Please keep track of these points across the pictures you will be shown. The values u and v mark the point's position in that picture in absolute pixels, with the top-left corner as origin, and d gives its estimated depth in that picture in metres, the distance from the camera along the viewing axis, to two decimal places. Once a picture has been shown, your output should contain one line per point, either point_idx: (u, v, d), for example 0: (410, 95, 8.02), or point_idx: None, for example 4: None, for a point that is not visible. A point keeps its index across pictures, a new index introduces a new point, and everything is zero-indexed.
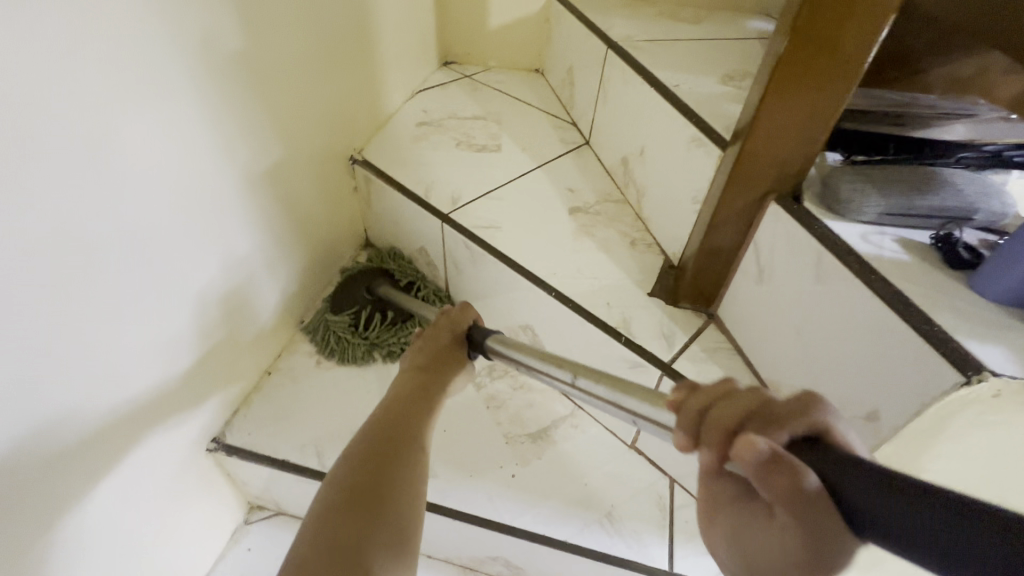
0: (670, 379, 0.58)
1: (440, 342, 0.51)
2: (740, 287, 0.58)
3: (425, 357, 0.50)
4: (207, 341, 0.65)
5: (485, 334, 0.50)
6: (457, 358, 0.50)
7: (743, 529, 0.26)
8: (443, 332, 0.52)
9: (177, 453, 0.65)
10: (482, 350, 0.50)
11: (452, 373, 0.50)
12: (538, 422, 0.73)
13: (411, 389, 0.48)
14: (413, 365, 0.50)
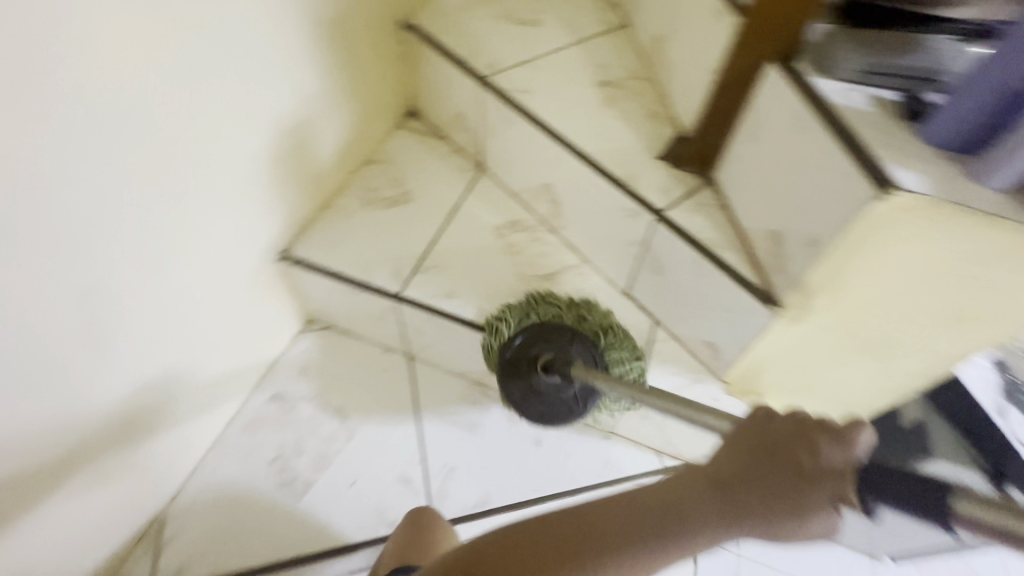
0: (661, 223, 0.69)
1: (806, 470, 0.34)
2: (738, 148, 0.65)
3: (749, 455, 0.36)
4: (277, 166, 0.79)
5: (931, 485, 0.31)
6: (828, 484, 0.33)
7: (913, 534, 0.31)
8: (817, 457, 0.33)
9: (255, 255, 0.80)
10: (885, 499, 0.31)
11: (818, 492, 0.33)
12: (548, 268, 0.86)
13: (717, 478, 0.36)
14: (732, 446, 0.37)
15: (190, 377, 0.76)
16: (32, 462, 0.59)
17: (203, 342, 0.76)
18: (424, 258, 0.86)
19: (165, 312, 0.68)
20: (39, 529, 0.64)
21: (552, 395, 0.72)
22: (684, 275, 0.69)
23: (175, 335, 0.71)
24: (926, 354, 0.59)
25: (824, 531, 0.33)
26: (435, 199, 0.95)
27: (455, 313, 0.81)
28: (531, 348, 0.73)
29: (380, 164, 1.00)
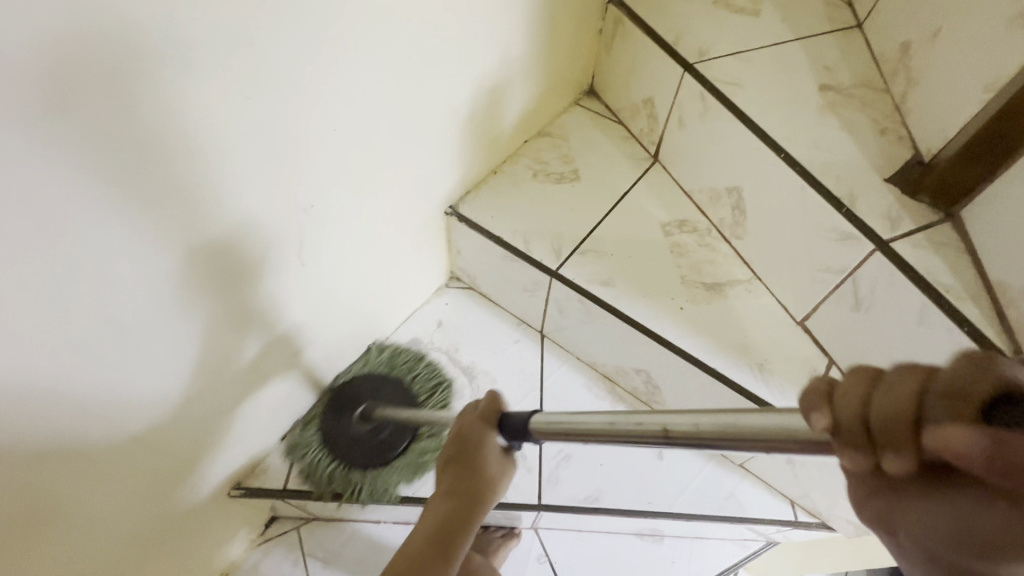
0: (883, 255, 0.60)
1: (474, 457, 0.49)
2: (1007, 184, 0.54)
3: (455, 451, 0.51)
4: (469, 123, 0.80)
5: (521, 418, 0.48)
6: (494, 441, 0.50)
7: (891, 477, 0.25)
8: (468, 419, 0.52)
9: (430, 205, 0.83)
10: (525, 434, 0.48)
11: (488, 448, 0.50)
12: (715, 277, 0.79)
13: (449, 486, 0.49)
14: (445, 459, 0.51)
15: (358, 303, 0.81)
16: (255, 345, 0.67)
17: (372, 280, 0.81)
18: (585, 241, 0.84)
19: (356, 245, 0.73)
20: (231, 422, 0.70)
21: (366, 439, 0.83)
22: (897, 319, 0.60)
23: (359, 266, 0.76)
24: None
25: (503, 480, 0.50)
26: (603, 183, 0.92)
27: (610, 301, 0.78)
28: (366, 397, 0.85)
29: (552, 137, 0.99)
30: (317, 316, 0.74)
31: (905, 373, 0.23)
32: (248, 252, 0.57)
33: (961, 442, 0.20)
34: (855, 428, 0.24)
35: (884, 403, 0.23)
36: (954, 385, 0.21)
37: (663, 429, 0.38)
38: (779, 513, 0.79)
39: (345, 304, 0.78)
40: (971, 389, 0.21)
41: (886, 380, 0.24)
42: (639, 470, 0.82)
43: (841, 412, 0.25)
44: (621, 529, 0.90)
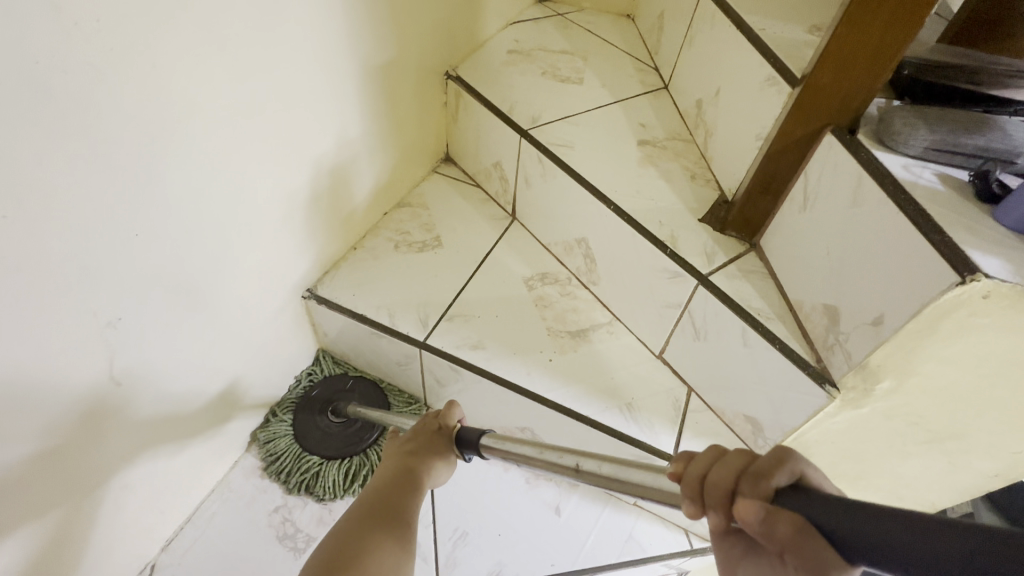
0: (704, 288, 0.66)
1: (425, 440, 0.55)
2: (785, 216, 0.63)
3: (413, 446, 0.55)
4: (314, 205, 0.78)
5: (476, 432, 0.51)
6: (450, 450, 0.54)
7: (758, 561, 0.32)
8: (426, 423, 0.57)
9: (282, 293, 0.79)
10: (474, 448, 0.51)
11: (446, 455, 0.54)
12: (578, 324, 0.83)
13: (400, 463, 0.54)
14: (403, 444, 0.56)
15: (208, 414, 0.73)
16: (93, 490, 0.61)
17: (221, 383, 0.73)
18: (451, 306, 0.84)
19: (186, 351, 0.65)
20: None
21: (338, 432, 0.82)
22: (727, 344, 0.65)
23: (196, 374, 0.68)
24: (995, 451, 0.54)
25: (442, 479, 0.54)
26: (466, 246, 0.94)
27: (481, 365, 0.77)
28: (331, 396, 0.86)
29: (412, 207, 1.00)
30: (147, 440, 0.65)
31: (739, 455, 0.33)
32: (65, 397, 0.53)
33: (749, 507, 0.29)
34: (696, 485, 0.34)
35: (717, 470, 0.33)
36: (760, 468, 0.32)
37: (576, 466, 0.45)
38: (676, 545, 0.80)
39: (186, 419, 0.70)
40: (768, 475, 0.31)
41: (726, 455, 0.34)
42: (539, 528, 0.80)
43: (690, 467, 0.35)
44: None
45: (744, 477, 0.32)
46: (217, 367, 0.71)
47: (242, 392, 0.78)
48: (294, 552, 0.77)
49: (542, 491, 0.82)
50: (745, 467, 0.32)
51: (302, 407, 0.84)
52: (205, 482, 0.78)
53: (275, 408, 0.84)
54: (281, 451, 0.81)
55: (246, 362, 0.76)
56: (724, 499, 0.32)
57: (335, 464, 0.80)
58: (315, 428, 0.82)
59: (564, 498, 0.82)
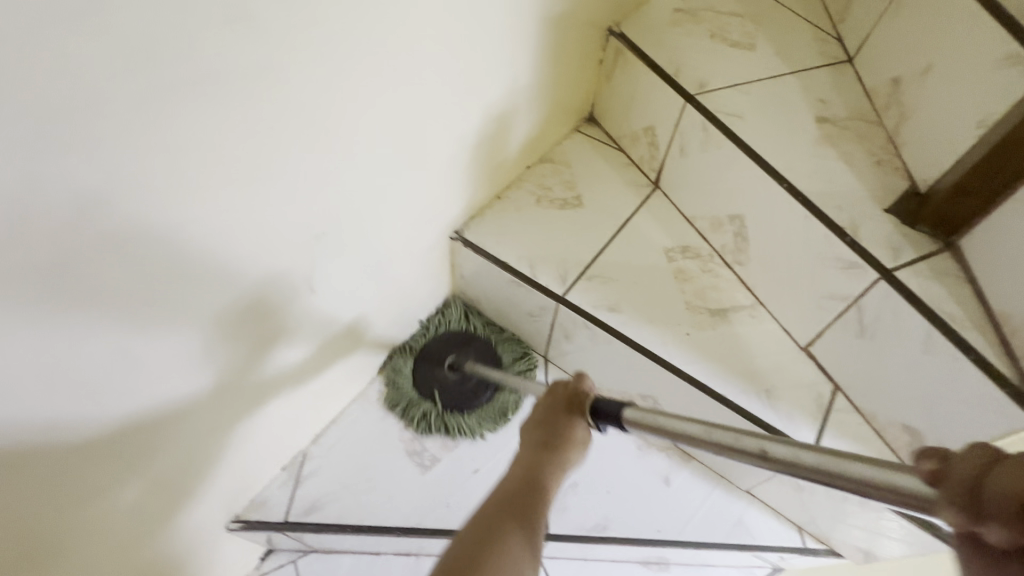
0: (887, 284, 0.61)
1: (559, 415, 0.56)
2: (1005, 216, 0.56)
3: (543, 430, 0.55)
4: (475, 150, 0.81)
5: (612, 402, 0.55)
6: (579, 425, 0.56)
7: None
8: (561, 395, 0.59)
9: (436, 231, 0.83)
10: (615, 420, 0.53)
11: (577, 426, 0.56)
12: (719, 303, 0.80)
13: (540, 441, 0.54)
14: (536, 419, 0.57)
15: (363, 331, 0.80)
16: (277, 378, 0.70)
17: (379, 306, 0.80)
18: (591, 266, 0.84)
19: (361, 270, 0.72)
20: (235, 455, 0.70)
21: (457, 385, 0.87)
22: (902, 346, 0.61)
23: (364, 292, 0.75)
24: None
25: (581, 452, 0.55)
26: (606, 209, 0.93)
27: (616, 327, 0.78)
28: (444, 350, 0.90)
29: (554, 164, 1.00)
30: (318, 344, 0.73)
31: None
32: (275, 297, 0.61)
33: None
34: (964, 484, 0.25)
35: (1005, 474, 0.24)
36: None
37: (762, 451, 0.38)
38: (787, 540, 0.79)
39: (348, 332, 0.77)
40: None
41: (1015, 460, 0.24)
42: (647, 494, 0.81)
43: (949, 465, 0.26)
44: (626, 556, 0.91)
45: None
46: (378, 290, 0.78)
47: (391, 316, 0.84)
48: (420, 467, 0.82)
49: (652, 460, 0.83)
50: None
51: (407, 384, 0.87)
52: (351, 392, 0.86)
53: (389, 376, 0.88)
54: (390, 441, 0.85)
55: (398, 288, 0.82)
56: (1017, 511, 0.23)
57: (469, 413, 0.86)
58: (436, 381, 0.87)
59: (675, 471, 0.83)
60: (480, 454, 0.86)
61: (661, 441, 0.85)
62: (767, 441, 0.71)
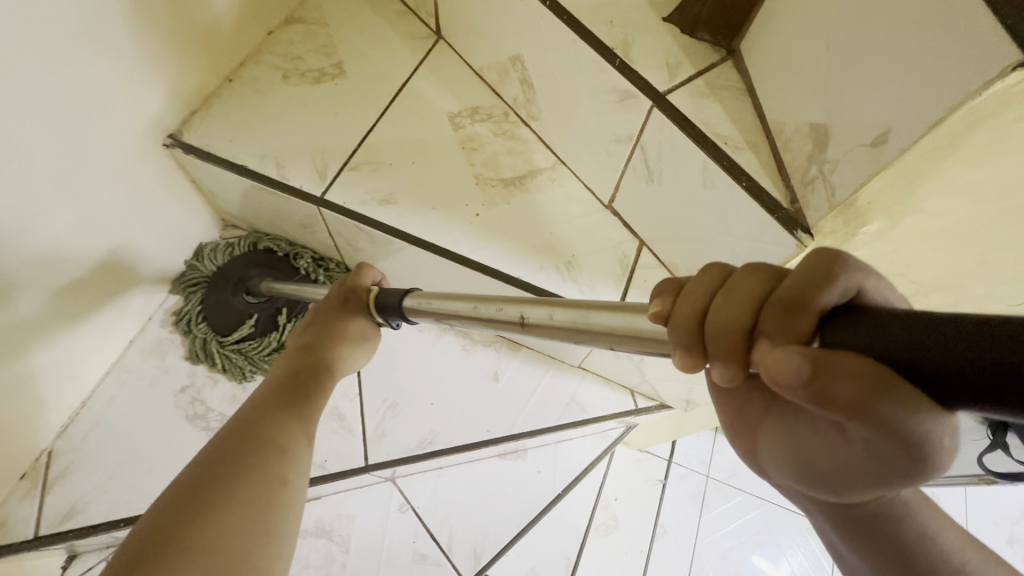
0: (661, 111, 0.50)
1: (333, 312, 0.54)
2: (777, 1, 0.45)
3: (304, 357, 0.50)
4: (141, 9, 0.56)
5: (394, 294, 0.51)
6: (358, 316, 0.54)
7: (783, 428, 0.33)
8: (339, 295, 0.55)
9: (128, 139, 0.61)
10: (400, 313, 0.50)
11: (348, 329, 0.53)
12: (515, 171, 0.68)
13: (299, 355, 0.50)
14: (305, 325, 0.54)
15: (87, 276, 0.62)
16: None
17: (76, 257, 0.59)
18: (357, 153, 0.67)
19: None
20: None
21: (265, 308, 0.74)
22: (684, 184, 0.52)
23: (19, 249, 0.53)
24: None
25: (363, 350, 0.54)
26: (376, 75, 0.74)
27: (392, 224, 0.64)
28: (249, 271, 0.75)
29: (307, 24, 0.76)
30: None
31: (753, 282, 0.28)
32: None
33: (782, 355, 0.23)
34: (693, 323, 0.29)
35: (726, 305, 0.28)
36: (795, 294, 0.25)
37: (521, 317, 0.41)
38: (621, 406, 0.78)
39: (32, 306, 0.57)
40: (811, 298, 0.25)
41: (733, 284, 0.29)
42: (476, 396, 0.75)
43: (680, 304, 0.30)
44: (483, 455, 0.87)
45: (770, 309, 0.26)
46: (55, 236, 0.56)
47: (107, 264, 0.64)
48: (207, 431, 0.70)
49: (479, 358, 0.76)
50: (764, 295, 0.27)
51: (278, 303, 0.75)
52: (95, 366, 0.68)
53: (261, 264, 0.76)
54: (251, 337, 0.73)
55: (95, 225, 0.60)
56: (737, 339, 0.27)
57: (224, 335, 0.73)
58: (240, 303, 0.73)
59: (503, 364, 0.76)
60: (275, 343, 0.74)
61: (485, 338, 0.77)
62: None
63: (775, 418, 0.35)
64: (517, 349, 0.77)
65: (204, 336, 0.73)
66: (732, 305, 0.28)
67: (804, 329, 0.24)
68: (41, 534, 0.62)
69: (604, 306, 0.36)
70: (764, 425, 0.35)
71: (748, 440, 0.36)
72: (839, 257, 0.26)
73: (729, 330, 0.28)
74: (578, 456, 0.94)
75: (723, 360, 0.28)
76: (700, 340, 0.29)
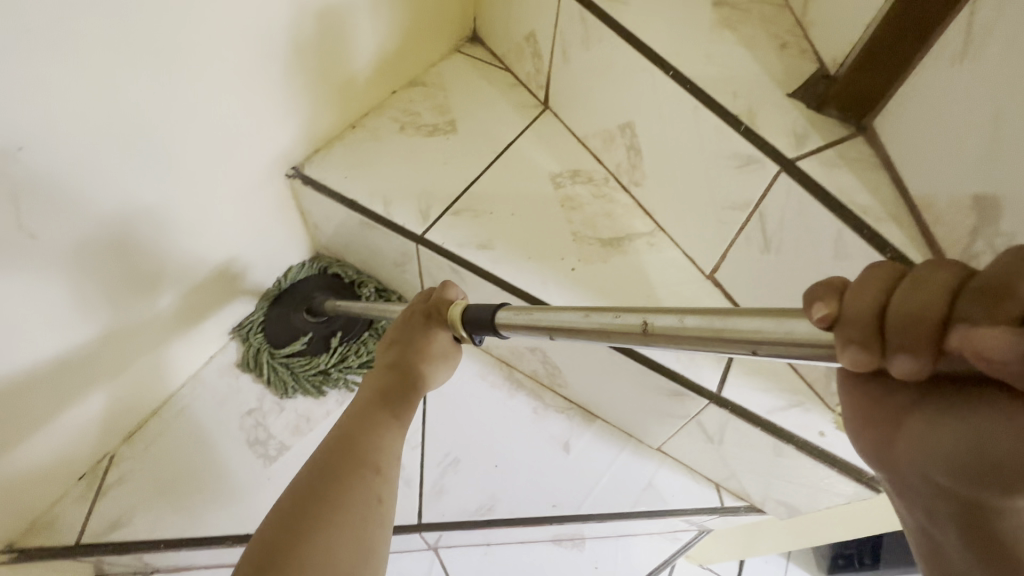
0: (789, 176, 0.48)
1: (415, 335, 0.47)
2: (922, 78, 0.44)
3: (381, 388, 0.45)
4: (298, 56, 0.63)
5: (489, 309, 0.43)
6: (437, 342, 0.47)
7: (932, 429, 0.28)
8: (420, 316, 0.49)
9: (261, 165, 0.66)
10: (489, 328, 0.43)
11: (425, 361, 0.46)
12: (612, 232, 0.67)
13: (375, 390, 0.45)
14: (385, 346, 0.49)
15: (195, 285, 0.65)
16: (33, 378, 0.52)
17: (191, 265, 0.62)
18: (459, 199, 0.69)
19: (135, 215, 0.54)
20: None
21: (319, 329, 0.74)
22: (810, 254, 0.49)
23: (149, 249, 0.57)
24: None
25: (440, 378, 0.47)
26: (484, 133, 0.78)
27: (489, 268, 0.64)
28: (316, 294, 0.76)
29: (427, 88, 0.83)
30: (99, 323, 0.55)
31: (940, 270, 0.23)
32: None
33: (1001, 338, 0.20)
34: (868, 320, 0.23)
35: (909, 295, 0.23)
36: (999, 278, 0.21)
37: (643, 323, 0.34)
38: (705, 502, 0.68)
39: (142, 306, 0.59)
40: (1020, 281, 0.21)
41: (915, 274, 0.23)
42: (543, 464, 0.69)
43: (851, 301, 0.24)
44: (536, 537, 0.79)
45: (967, 297, 0.21)
46: (181, 242, 0.60)
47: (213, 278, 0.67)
48: (265, 460, 0.67)
49: (550, 424, 0.71)
50: (958, 283, 0.22)
51: (333, 326, 0.75)
52: (175, 377, 0.69)
53: (331, 288, 0.78)
54: (300, 355, 0.72)
55: (217, 241, 0.64)
56: (929, 333, 0.22)
57: (275, 347, 0.72)
58: (299, 320, 0.74)
59: (575, 434, 0.71)
60: (321, 364, 0.72)
61: (558, 402, 0.73)
62: (670, 387, 0.58)
63: (923, 416, 0.28)
64: (593, 421, 0.72)
65: (258, 346, 0.73)
66: (915, 300, 0.23)
67: (1012, 314, 0.20)
68: (83, 542, 0.60)
69: (744, 310, 0.29)
70: (901, 421, 0.30)
71: (883, 433, 0.31)
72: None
73: (918, 325, 0.22)
74: (642, 557, 0.82)
75: (900, 357, 0.23)
76: (881, 336, 0.23)
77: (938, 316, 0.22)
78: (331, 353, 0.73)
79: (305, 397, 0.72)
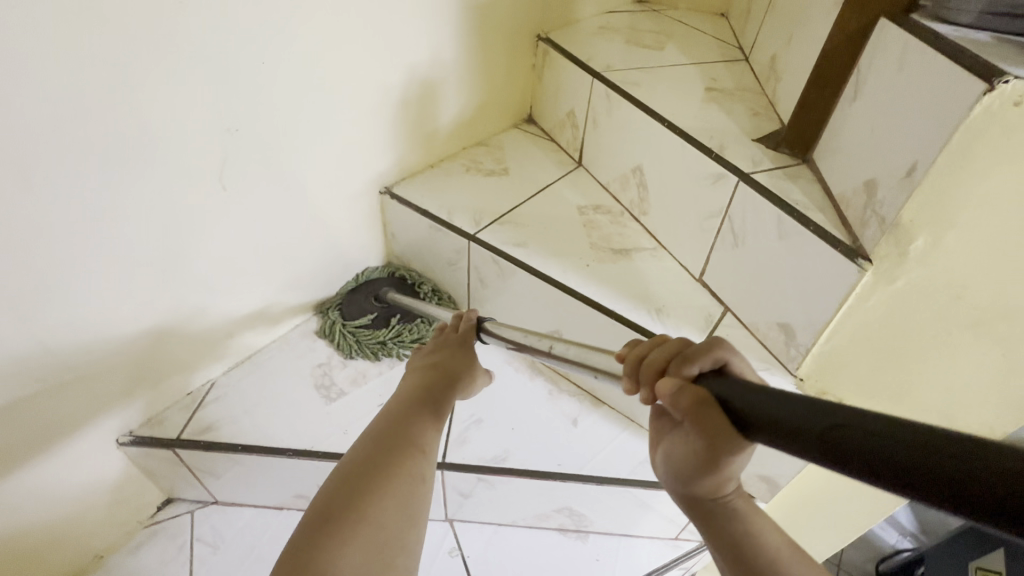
0: (745, 184, 0.66)
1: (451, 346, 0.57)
2: (838, 116, 0.62)
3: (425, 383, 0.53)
4: (403, 109, 0.90)
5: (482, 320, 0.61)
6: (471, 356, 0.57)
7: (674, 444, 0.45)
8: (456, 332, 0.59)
9: (364, 180, 0.90)
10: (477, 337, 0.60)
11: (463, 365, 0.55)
12: (622, 245, 0.85)
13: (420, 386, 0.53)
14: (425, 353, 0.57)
15: (302, 259, 0.86)
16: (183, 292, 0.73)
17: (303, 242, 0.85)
18: (504, 215, 0.90)
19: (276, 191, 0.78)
20: (137, 358, 0.72)
21: (382, 312, 0.92)
22: (763, 240, 0.64)
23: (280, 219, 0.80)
24: None
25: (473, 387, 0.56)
26: (529, 178, 1.01)
27: (521, 258, 0.82)
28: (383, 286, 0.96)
29: (488, 147, 1.09)
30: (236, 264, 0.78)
31: (678, 343, 0.41)
32: (183, 190, 0.67)
33: (667, 385, 0.37)
34: (635, 365, 0.43)
35: (654, 354, 0.41)
36: (689, 353, 0.38)
37: (550, 349, 0.54)
38: None
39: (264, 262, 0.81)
40: (693, 360, 0.38)
41: (666, 343, 0.42)
42: (552, 433, 0.79)
43: (635, 353, 0.44)
44: (543, 522, 0.85)
45: (675, 359, 0.39)
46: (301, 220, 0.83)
47: (314, 258, 0.88)
48: (326, 398, 0.83)
49: (561, 403, 0.83)
50: (680, 351, 0.40)
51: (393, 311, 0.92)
52: (269, 331, 0.88)
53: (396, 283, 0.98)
54: (364, 328, 0.90)
55: (323, 228, 0.87)
56: (653, 376, 0.40)
57: (346, 320, 0.90)
58: (368, 303, 0.93)
59: (583, 414, 0.82)
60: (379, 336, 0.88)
61: (571, 388, 0.85)
62: None
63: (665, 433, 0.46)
64: (599, 405, 0.83)
65: (334, 319, 0.91)
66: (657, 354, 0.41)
67: (686, 374, 0.37)
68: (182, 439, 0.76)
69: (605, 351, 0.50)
70: (660, 442, 0.47)
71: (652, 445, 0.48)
72: (724, 345, 0.39)
73: (648, 368, 0.41)
74: (644, 558, 0.85)
75: (642, 387, 0.41)
76: (638, 373, 0.42)
77: (658, 366, 0.40)
78: (390, 329, 0.89)
79: (365, 360, 0.89)
